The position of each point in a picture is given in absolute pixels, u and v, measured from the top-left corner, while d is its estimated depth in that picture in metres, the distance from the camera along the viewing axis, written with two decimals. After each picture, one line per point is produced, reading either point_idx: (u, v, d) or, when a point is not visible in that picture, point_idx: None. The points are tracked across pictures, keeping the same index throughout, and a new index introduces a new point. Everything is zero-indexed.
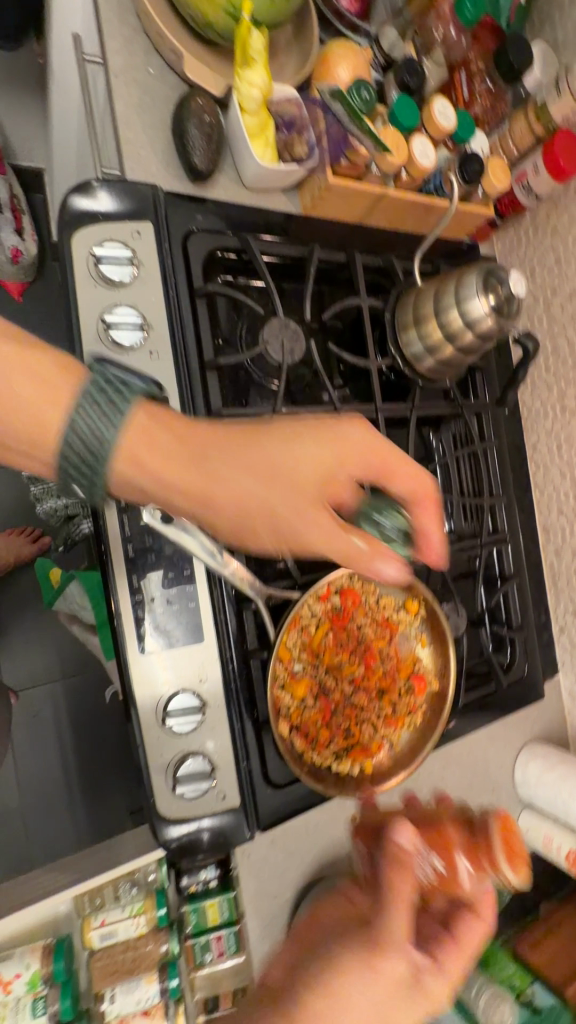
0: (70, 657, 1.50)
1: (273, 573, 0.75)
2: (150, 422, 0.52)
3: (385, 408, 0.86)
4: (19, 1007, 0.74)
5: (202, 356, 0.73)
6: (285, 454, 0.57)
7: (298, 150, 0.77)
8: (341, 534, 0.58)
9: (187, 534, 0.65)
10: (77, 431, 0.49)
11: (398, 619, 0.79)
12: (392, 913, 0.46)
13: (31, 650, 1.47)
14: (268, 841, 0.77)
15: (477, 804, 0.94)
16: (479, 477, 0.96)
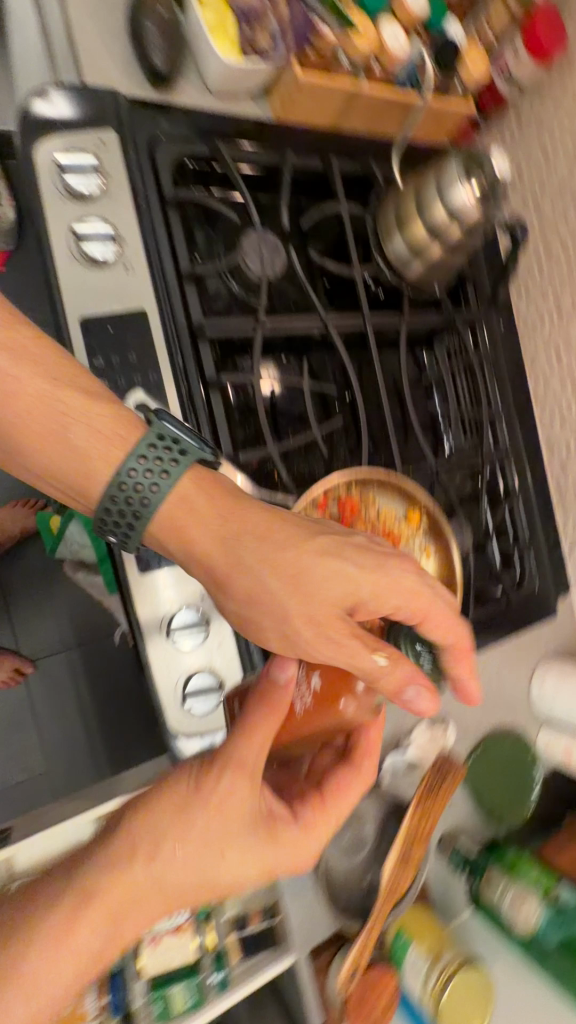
0: (84, 627, 1.50)
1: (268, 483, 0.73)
2: (194, 490, 0.55)
3: (374, 318, 0.83)
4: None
5: (179, 268, 0.71)
6: (309, 568, 0.54)
7: (261, 42, 0.73)
8: (362, 650, 0.53)
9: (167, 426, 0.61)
10: (125, 486, 0.53)
11: (400, 531, 0.77)
12: (245, 739, 0.52)
13: (45, 621, 1.48)
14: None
15: (494, 720, 0.93)
16: (476, 392, 0.94)
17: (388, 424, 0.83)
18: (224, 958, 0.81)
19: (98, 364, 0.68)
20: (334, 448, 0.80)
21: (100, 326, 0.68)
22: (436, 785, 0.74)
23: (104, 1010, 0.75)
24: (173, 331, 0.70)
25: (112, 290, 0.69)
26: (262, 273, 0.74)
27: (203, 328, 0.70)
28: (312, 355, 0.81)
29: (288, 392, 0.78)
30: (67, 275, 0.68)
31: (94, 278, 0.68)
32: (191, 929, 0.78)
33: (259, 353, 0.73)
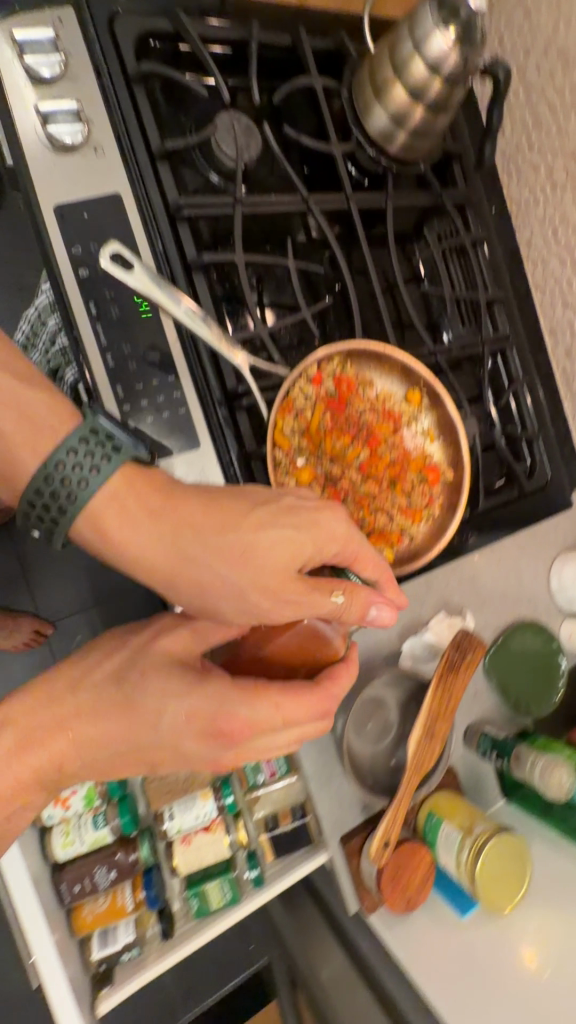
0: (101, 584, 1.50)
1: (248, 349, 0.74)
2: (128, 492, 0.51)
3: (357, 198, 0.80)
4: (82, 824, 0.77)
5: (150, 149, 0.69)
6: (263, 538, 0.52)
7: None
8: (322, 595, 0.53)
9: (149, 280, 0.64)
10: (52, 478, 0.48)
11: (400, 411, 0.75)
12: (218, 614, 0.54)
13: (61, 581, 1.48)
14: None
15: (515, 613, 0.91)
16: (472, 275, 0.90)
17: (380, 306, 0.80)
18: (256, 857, 0.81)
19: (78, 254, 0.67)
20: (326, 328, 0.80)
21: (75, 213, 0.67)
22: (456, 664, 0.72)
23: (141, 903, 0.77)
24: (151, 214, 0.69)
25: (84, 174, 0.67)
26: (237, 157, 0.70)
27: (180, 208, 0.68)
28: (296, 238, 0.79)
29: (275, 279, 0.77)
30: (36, 161, 0.66)
31: (65, 163, 0.67)
32: (222, 826, 0.79)
33: (240, 230, 0.71)
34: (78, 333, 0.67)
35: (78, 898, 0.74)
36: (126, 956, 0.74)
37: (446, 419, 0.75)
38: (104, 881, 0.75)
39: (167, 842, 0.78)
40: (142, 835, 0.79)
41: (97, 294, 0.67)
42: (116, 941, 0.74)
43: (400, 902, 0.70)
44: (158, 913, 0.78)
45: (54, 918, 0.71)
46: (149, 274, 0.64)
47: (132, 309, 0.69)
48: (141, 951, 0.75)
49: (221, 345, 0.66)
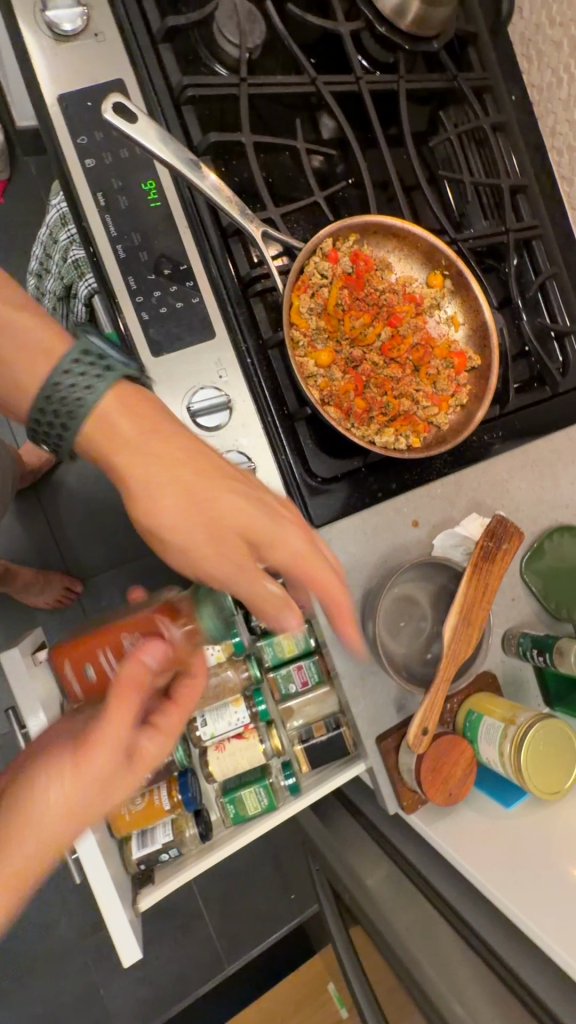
0: (128, 543, 1.50)
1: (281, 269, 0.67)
2: (124, 400, 0.53)
3: (368, 80, 0.76)
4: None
5: (152, 35, 0.68)
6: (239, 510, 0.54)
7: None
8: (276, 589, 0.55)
9: (155, 136, 0.59)
10: (53, 393, 0.53)
11: (422, 294, 0.72)
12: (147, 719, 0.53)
13: (89, 543, 1.48)
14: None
15: (553, 519, 0.86)
16: (492, 164, 0.85)
17: (397, 191, 0.77)
18: (291, 767, 0.80)
19: (83, 144, 0.66)
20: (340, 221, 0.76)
21: (78, 101, 0.65)
22: (490, 552, 0.70)
23: (178, 804, 0.78)
24: (154, 99, 0.66)
25: (86, 58, 0.66)
26: (242, 39, 0.67)
27: (183, 88, 0.66)
28: (305, 124, 0.75)
29: (284, 170, 0.73)
30: (38, 52, 0.65)
31: (66, 51, 0.66)
32: (255, 734, 0.78)
33: (247, 113, 0.68)
34: (87, 224, 0.66)
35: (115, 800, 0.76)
36: (165, 856, 0.76)
37: (470, 297, 0.71)
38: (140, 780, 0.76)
39: (203, 749, 0.79)
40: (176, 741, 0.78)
41: (105, 184, 0.66)
42: (154, 841, 0.76)
43: (439, 795, 0.67)
44: (195, 816, 0.79)
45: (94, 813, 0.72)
46: (153, 127, 0.59)
47: (140, 198, 0.67)
48: (181, 852, 0.77)
49: (232, 211, 0.62)
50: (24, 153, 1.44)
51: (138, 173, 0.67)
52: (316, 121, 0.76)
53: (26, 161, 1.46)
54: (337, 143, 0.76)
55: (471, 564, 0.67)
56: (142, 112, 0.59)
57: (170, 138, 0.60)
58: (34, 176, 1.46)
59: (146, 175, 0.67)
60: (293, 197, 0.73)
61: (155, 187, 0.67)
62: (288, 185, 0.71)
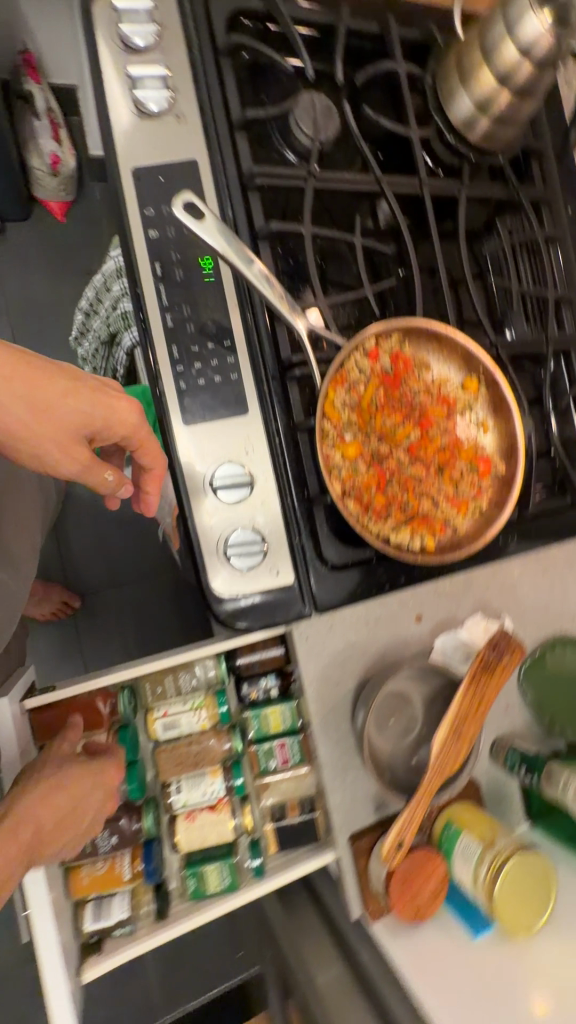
0: (129, 566, 1.51)
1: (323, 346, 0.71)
2: None
3: (431, 184, 0.79)
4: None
5: (229, 118, 0.70)
6: (76, 390, 0.53)
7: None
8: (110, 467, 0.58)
9: (219, 235, 0.61)
10: None
11: (456, 396, 0.73)
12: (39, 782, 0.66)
13: (91, 561, 1.49)
14: (318, 641, 0.71)
15: (558, 628, 0.85)
16: (540, 273, 0.87)
17: (445, 293, 0.79)
18: (259, 845, 0.78)
19: (149, 216, 0.68)
20: (385, 312, 0.78)
21: (151, 175, 0.68)
22: (490, 664, 0.69)
23: (139, 874, 0.76)
24: (223, 182, 0.69)
25: (165, 137, 0.69)
26: (315, 134, 0.70)
27: (253, 175, 0.69)
28: (365, 220, 0.78)
29: (338, 258, 0.76)
30: (121, 125, 0.68)
31: (147, 127, 0.69)
32: (228, 808, 0.76)
33: (310, 204, 0.71)
34: (141, 291, 0.68)
35: (76, 859, 0.75)
36: (119, 932, 0.73)
37: (503, 406, 0.72)
38: (104, 845, 0.76)
39: (172, 815, 0.77)
40: (148, 806, 0.78)
41: (163, 256, 0.69)
42: (109, 916, 0.73)
43: (406, 914, 0.65)
44: (155, 890, 0.77)
45: (53, 874, 0.70)
46: (221, 229, 0.61)
47: (195, 271, 0.69)
48: (134, 926, 0.74)
49: (280, 304, 0.64)
50: (91, 177, 1.50)
51: (196, 249, 0.69)
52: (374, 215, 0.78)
53: (91, 185, 1.51)
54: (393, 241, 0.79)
55: (469, 676, 0.67)
56: (210, 212, 0.60)
57: (232, 236, 0.62)
58: (97, 200, 1.52)
59: (204, 253, 0.69)
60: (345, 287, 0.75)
61: (211, 264, 0.69)
62: (340, 273, 0.74)
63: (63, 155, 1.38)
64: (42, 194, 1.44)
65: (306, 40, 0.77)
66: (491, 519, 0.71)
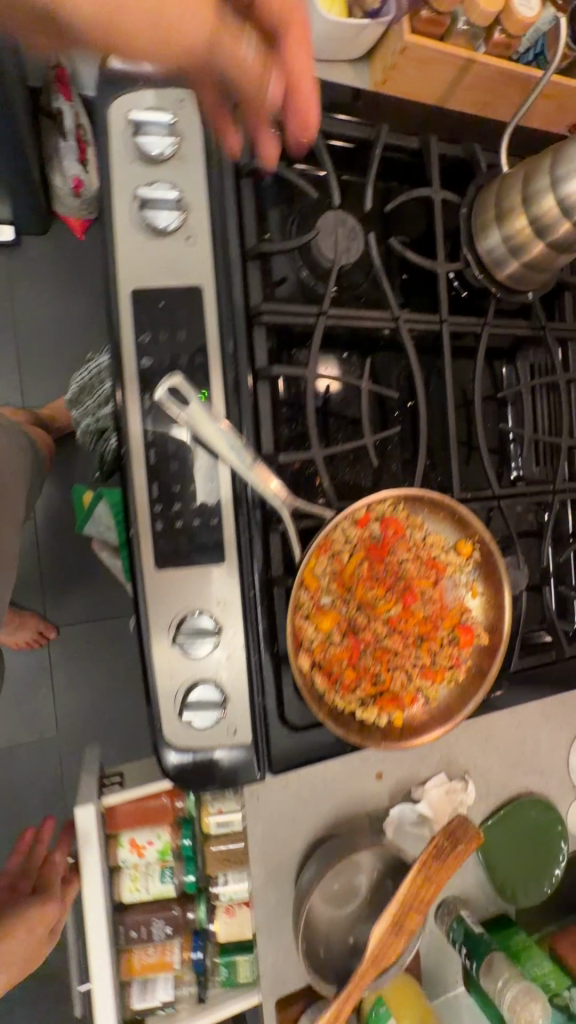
0: (110, 604, 1.50)
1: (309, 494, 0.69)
2: None
3: (452, 321, 0.74)
4: (149, 872, 0.80)
5: (243, 248, 0.66)
6: None
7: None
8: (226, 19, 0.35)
9: (203, 419, 0.56)
10: None
11: (447, 560, 0.70)
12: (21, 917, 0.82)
13: (72, 597, 1.48)
14: (270, 798, 0.69)
15: (521, 786, 0.83)
16: (556, 417, 0.83)
17: (451, 440, 0.75)
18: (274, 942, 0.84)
19: (144, 344, 0.64)
20: (385, 458, 0.75)
21: (150, 301, 0.64)
22: (443, 851, 0.66)
23: (187, 961, 0.82)
24: (227, 313, 0.65)
25: (171, 259, 0.64)
26: (335, 258, 0.67)
27: (259, 313, 0.65)
28: (377, 360, 0.75)
29: (343, 392, 0.73)
30: (126, 242, 0.64)
31: (152, 245, 0.64)
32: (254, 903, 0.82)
33: (319, 342, 0.67)
34: (127, 422, 0.64)
35: (131, 944, 0.80)
36: (160, 1008, 0.80)
37: (494, 579, 0.69)
38: (159, 934, 0.80)
39: (215, 904, 0.82)
40: (199, 899, 0.82)
41: (153, 387, 0.64)
42: (153, 994, 0.80)
43: None
44: (197, 974, 0.83)
45: (113, 956, 0.76)
46: (203, 411, 0.57)
47: None
48: (175, 1006, 0.81)
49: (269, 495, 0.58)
50: None
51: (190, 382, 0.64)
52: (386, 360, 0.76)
53: None
54: (404, 382, 0.76)
55: (421, 864, 0.64)
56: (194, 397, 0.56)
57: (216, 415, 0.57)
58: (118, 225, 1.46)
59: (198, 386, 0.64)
60: (348, 435, 0.73)
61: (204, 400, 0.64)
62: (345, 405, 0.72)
63: (87, 174, 1.29)
64: (62, 212, 1.37)
65: (336, 155, 0.72)
66: (469, 695, 0.68)
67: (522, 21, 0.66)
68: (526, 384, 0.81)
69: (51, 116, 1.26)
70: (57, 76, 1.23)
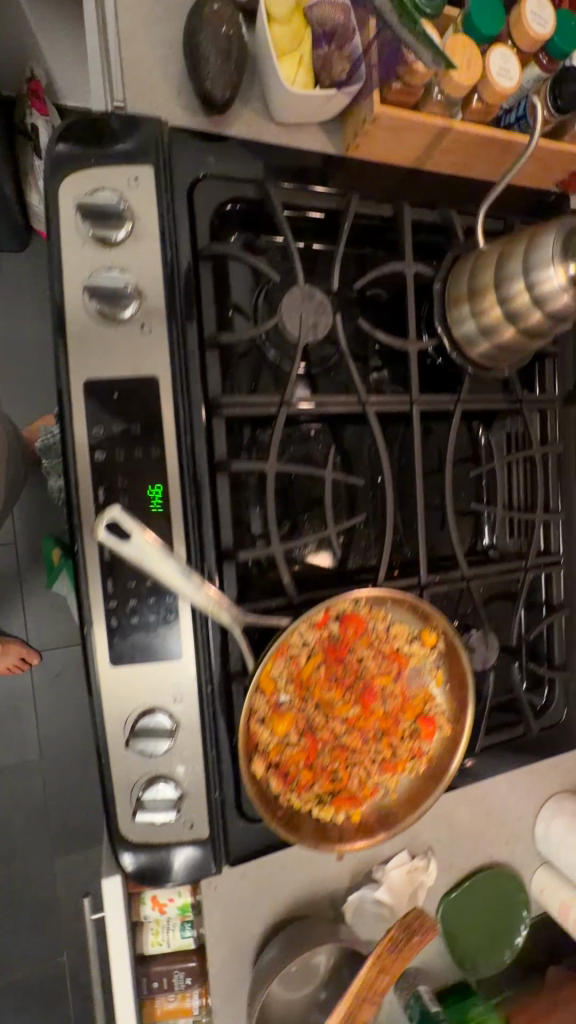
0: None
1: (264, 587, 0.67)
2: None
3: (424, 400, 0.72)
4: (170, 923, 0.68)
5: (203, 335, 0.64)
6: None
7: (337, 69, 0.61)
8: None
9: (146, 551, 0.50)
10: None
11: (410, 651, 0.69)
12: None
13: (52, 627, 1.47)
14: (228, 889, 0.69)
15: (486, 856, 0.84)
16: (533, 488, 0.81)
17: (419, 517, 0.74)
18: None
19: (97, 438, 0.62)
20: (352, 535, 0.76)
21: (104, 392, 0.62)
22: (400, 943, 0.66)
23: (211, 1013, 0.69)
24: (185, 403, 0.63)
25: (125, 349, 0.62)
26: (300, 337, 0.65)
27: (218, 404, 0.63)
28: (346, 437, 0.75)
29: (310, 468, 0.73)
30: (78, 329, 0.61)
31: (105, 335, 0.61)
32: None
33: (280, 432, 0.65)
34: (80, 518, 0.62)
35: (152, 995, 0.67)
36: None
37: (458, 672, 0.68)
38: (179, 986, 0.67)
39: None
40: None
41: (107, 482, 0.62)
42: None
43: None
44: None
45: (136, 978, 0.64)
46: (146, 542, 0.51)
47: (142, 500, 0.63)
48: None
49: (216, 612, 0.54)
50: None
51: (145, 476, 0.63)
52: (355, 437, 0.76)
53: None
54: (373, 460, 0.76)
55: (374, 958, 0.65)
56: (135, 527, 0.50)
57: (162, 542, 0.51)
58: None
59: (154, 480, 0.63)
60: (316, 518, 0.72)
61: (160, 493, 0.63)
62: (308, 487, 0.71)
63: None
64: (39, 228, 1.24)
65: (303, 228, 0.70)
66: (430, 787, 0.68)
67: (501, 91, 0.62)
68: (500, 459, 0.80)
69: (24, 133, 1.14)
70: (31, 86, 1.11)
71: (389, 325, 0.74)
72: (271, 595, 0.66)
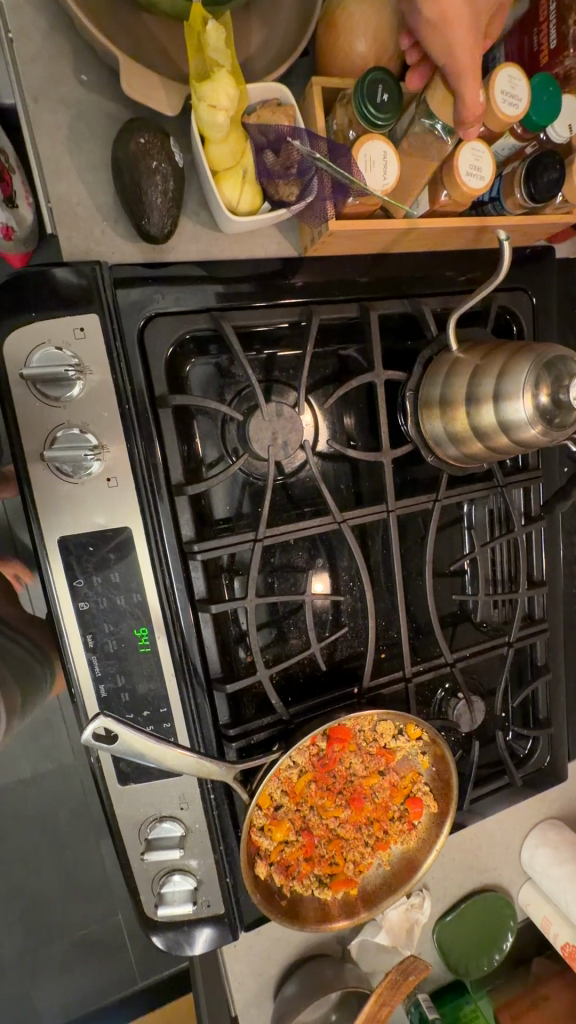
0: None
1: (254, 707, 0.72)
2: None
3: (401, 503, 0.73)
4: None
5: (170, 479, 0.64)
6: None
7: (285, 192, 0.56)
8: None
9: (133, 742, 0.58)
10: None
11: (397, 746, 0.74)
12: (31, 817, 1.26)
13: None
14: (246, 943, 0.79)
15: (475, 878, 0.94)
16: (516, 563, 0.83)
17: (399, 604, 0.76)
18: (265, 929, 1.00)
19: (79, 587, 0.62)
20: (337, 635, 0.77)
21: (80, 544, 0.62)
22: (399, 981, 0.76)
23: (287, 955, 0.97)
24: (161, 550, 0.64)
25: (91, 504, 0.61)
26: (269, 461, 0.64)
27: (193, 548, 0.65)
28: (327, 541, 0.76)
29: (290, 575, 0.74)
30: (42, 486, 0.60)
31: (71, 490, 0.60)
32: None
33: (257, 566, 0.66)
34: (71, 665, 0.64)
35: None
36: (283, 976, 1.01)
37: (443, 763, 0.72)
38: None
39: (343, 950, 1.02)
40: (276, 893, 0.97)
41: (94, 628, 0.64)
42: None
43: None
44: None
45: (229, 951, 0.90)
46: (131, 737, 0.58)
47: (130, 641, 0.65)
48: None
49: (209, 773, 0.60)
50: None
51: (130, 620, 0.64)
52: (336, 539, 0.76)
53: None
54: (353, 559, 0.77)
55: (378, 995, 0.73)
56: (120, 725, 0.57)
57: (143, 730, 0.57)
58: None
59: (139, 622, 0.64)
60: (300, 624, 0.75)
61: (147, 634, 0.65)
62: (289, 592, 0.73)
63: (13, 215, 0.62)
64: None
65: (267, 337, 0.67)
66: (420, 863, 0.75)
67: (470, 192, 0.57)
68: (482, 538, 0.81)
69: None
70: None
71: (362, 427, 0.73)
72: (262, 712, 0.72)
